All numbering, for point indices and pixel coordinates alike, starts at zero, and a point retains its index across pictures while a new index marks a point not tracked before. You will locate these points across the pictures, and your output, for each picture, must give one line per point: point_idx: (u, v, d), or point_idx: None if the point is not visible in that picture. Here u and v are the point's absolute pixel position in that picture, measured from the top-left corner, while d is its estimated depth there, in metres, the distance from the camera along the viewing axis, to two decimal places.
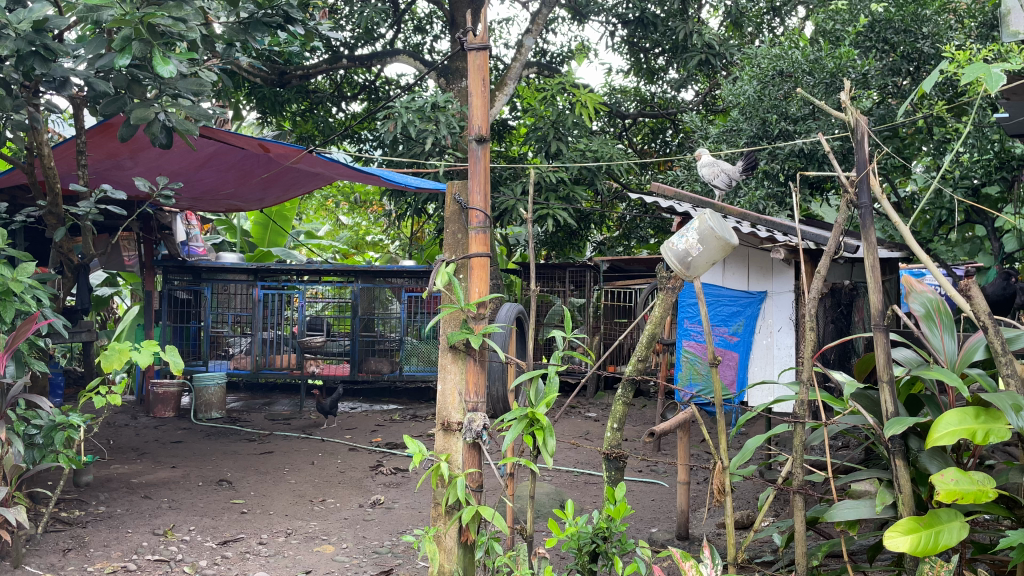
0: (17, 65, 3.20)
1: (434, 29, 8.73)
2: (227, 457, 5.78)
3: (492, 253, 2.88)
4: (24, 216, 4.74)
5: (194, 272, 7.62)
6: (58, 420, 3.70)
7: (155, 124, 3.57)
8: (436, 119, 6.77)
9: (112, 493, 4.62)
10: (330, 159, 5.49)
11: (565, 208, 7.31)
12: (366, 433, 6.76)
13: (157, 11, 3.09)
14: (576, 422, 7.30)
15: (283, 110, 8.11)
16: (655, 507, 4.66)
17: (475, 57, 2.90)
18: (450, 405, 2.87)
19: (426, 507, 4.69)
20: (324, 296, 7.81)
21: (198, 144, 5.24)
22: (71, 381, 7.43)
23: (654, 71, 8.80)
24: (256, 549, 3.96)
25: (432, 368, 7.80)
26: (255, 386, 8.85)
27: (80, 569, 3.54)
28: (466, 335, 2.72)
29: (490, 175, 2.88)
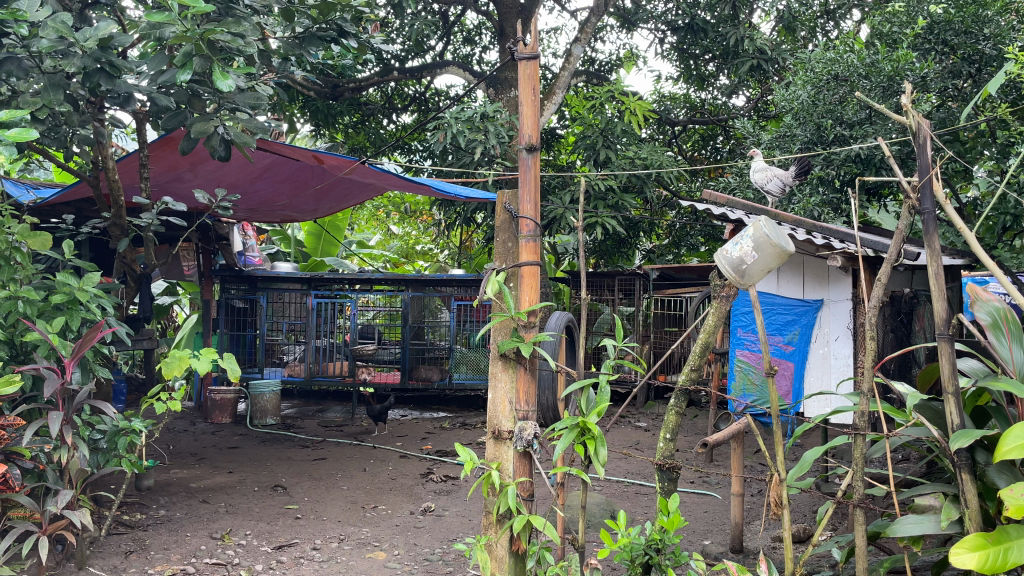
0: (84, 82, 3.30)
1: (483, 40, 8.80)
2: (282, 464, 5.88)
3: (543, 261, 2.86)
4: (90, 227, 4.91)
5: (251, 281, 7.76)
6: (120, 425, 3.89)
7: (214, 137, 3.68)
8: (485, 129, 6.81)
9: (172, 497, 4.74)
10: (382, 170, 5.56)
11: (614, 216, 7.29)
12: (416, 440, 6.81)
13: (217, 28, 3.19)
14: (626, 431, 7.25)
15: (335, 122, 8.27)
16: (708, 519, 4.60)
17: (525, 67, 2.91)
18: (501, 413, 2.88)
19: (477, 515, 4.71)
20: (375, 305, 7.90)
21: (255, 156, 5.36)
22: (133, 387, 7.65)
23: (704, 77, 8.74)
24: (310, 554, 4.02)
25: (480, 376, 7.93)
26: (308, 393, 9.00)
27: (141, 571, 3.64)
28: (516, 344, 2.72)
29: (540, 184, 2.89)
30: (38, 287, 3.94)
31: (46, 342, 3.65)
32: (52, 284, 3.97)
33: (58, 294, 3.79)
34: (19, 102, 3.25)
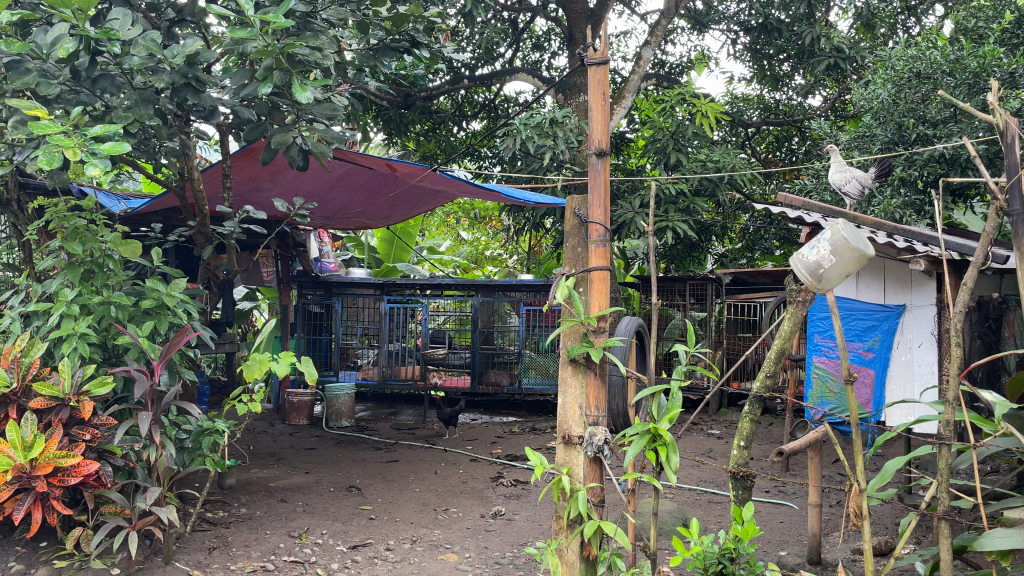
0: (172, 97, 3.47)
1: (552, 46, 8.83)
2: (356, 465, 6.00)
3: (612, 265, 2.86)
4: (176, 235, 5.13)
5: (326, 286, 7.96)
6: (204, 425, 4.08)
7: (293, 148, 3.81)
8: (554, 134, 6.82)
9: (252, 496, 4.90)
10: (453, 177, 5.63)
11: (685, 220, 7.19)
12: (487, 444, 6.86)
13: (297, 42, 3.30)
14: (699, 439, 7.13)
15: (408, 130, 8.43)
16: (784, 529, 4.49)
17: (595, 72, 2.91)
18: (571, 418, 2.92)
19: (547, 520, 4.71)
20: (446, 310, 7.95)
21: (330, 165, 5.51)
22: (216, 389, 7.94)
23: (779, 78, 8.55)
24: (384, 554, 4.10)
25: (549, 381, 7.88)
26: (381, 396, 9.17)
27: (224, 567, 3.78)
28: (586, 350, 2.73)
29: (610, 188, 2.89)
30: (129, 292, 4.13)
31: (136, 346, 3.83)
32: (142, 290, 4.17)
33: (148, 300, 3.99)
34: (112, 117, 3.41)
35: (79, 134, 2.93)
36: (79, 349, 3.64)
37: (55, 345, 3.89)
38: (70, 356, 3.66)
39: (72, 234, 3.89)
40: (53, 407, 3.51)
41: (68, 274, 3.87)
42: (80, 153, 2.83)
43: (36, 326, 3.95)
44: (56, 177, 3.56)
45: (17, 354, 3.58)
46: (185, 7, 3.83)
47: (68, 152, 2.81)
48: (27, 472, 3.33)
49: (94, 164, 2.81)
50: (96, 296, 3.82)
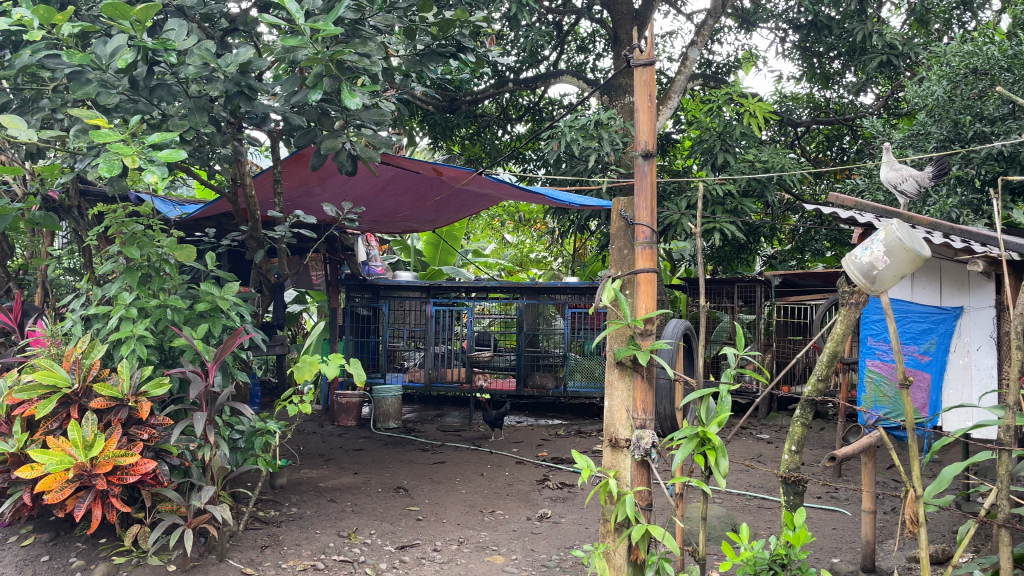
0: (226, 105, 3.56)
1: (597, 48, 8.81)
2: (404, 466, 6.07)
3: (659, 268, 2.84)
4: (229, 240, 5.25)
5: (373, 289, 8.03)
6: (257, 426, 4.17)
7: (342, 153, 3.87)
8: (599, 136, 6.80)
9: (302, 496, 4.99)
10: (498, 180, 5.66)
11: (733, 221, 7.10)
12: (532, 447, 6.86)
13: (346, 49, 3.35)
14: (748, 443, 7.03)
15: (453, 135, 8.50)
16: (837, 536, 4.39)
17: (641, 73, 2.89)
18: (618, 421, 2.91)
19: (594, 523, 4.69)
20: (491, 313, 7.99)
21: (378, 170, 5.59)
22: (267, 391, 8.09)
23: (829, 76, 8.41)
24: (431, 555, 4.13)
25: (595, 384, 7.84)
26: (427, 398, 9.24)
27: (276, 565, 3.85)
28: (633, 352, 2.72)
29: (656, 190, 2.88)
30: (184, 296, 4.24)
31: (192, 348, 3.94)
32: (197, 293, 4.28)
33: (202, 303, 4.11)
34: (169, 125, 3.51)
35: (138, 142, 3.02)
36: (137, 350, 3.75)
37: (115, 347, 4.01)
38: (129, 358, 3.78)
39: (131, 239, 4.02)
40: (112, 407, 3.62)
41: (127, 278, 3.98)
42: (138, 160, 2.91)
43: (97, 328, 4.08)
44: (115, 184, 3.67)
45: (79, 356, 3.71)
46: (238, 16, 3.93)
47: (127, 160, 2.89)
48: (87, 471, 3.44)
49: (152, 171, 2.88)
50: (153, 300, 3.93)
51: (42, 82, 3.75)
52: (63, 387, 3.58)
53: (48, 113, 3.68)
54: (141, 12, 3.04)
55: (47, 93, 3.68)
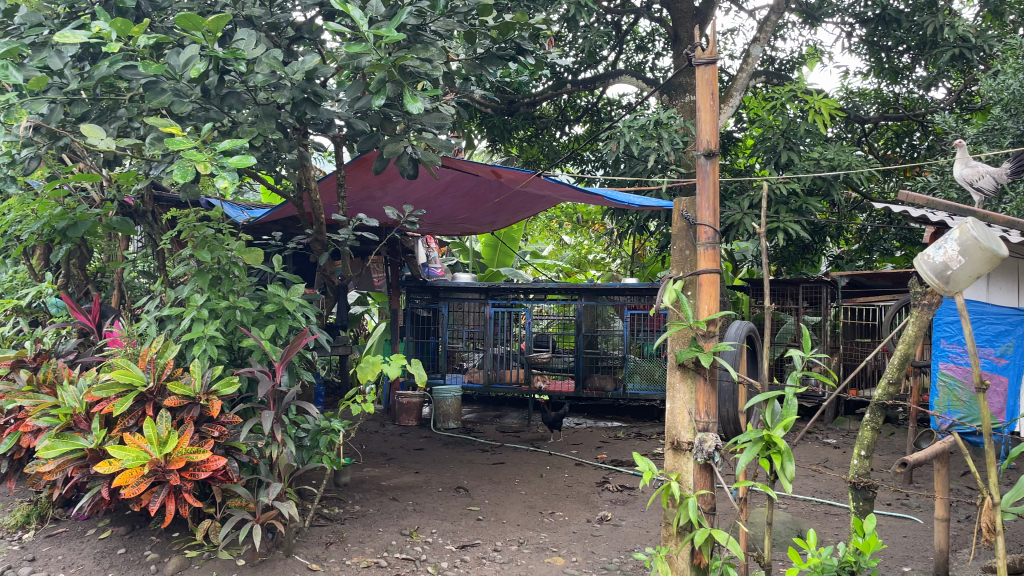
0: (293, 112, 3.65)
1: (656, 47, 8.73)
2: (464, 466, 6.12)
3: (722, 269, 2.81)
4: (295, 243, 5.37)
5: (433, 291, 8.10)
6: (322, 425, 4.26)
7: (404, 156, 3.93)
8: (659, 136, 6.71)
9: (365, 494, 5.08)
10: (557, 181, 5.65)
11: (798, 221, 6.95)
12: (592, 449, 6.83)
13: (408, 55, 3.39)
14: (814, 448, 6.87)
15: (511, 136, 8.52)
16: (908, 544, 4.26)
17: (703, 72, 2.85)
18: (680, 424, 2.88)
19: (655, 527, 4.64)
20: (549, 314, 8.04)
21: (438, 173, 5.65)
22: (330, 390, 8.26)
23: (898, 70, 8.16)
24: (492, 555, 4.16)
25: (655, 387, 7.74)
26: (486, 399, 9.29)
27: (340, 561, 3.93)
28: (696, 354, 2.69)
29: (719, 190, 2.84)
30: (252, 297, 4.36)
31: (260, 348, 4.05)
32: (264, 295, 4.39)
33: (270, 304, 4.22)
34: (239, 132, 3.62)
35: (209, 149, 3.11)
36: (208, 351, 3.87)
37: (187, 347, 4.15)
38: (200, 358, 3.91)
39: (202, 243, 4.16)
40: (185, 405, 3.74)
41: (198, 281, 4.11)
42: (210, 166, 2.99)
43: (170, 329, 4.23)
44: (188, 189, 3.80)
45: (153, 355, 3.84)
46: (303, 24, 4.02)
47: (200, 166, 2.97)
48: (161, 467, 3.56)
49: (224, 176, 2.97)
50: (224, 301, 4.06)
51: (119, 92, 3.90)
52: (139, 386, 3.71)
53: (125, 122, 3.82)
54: (212, 23, 3.13)
55: (124, 102, 3.83)
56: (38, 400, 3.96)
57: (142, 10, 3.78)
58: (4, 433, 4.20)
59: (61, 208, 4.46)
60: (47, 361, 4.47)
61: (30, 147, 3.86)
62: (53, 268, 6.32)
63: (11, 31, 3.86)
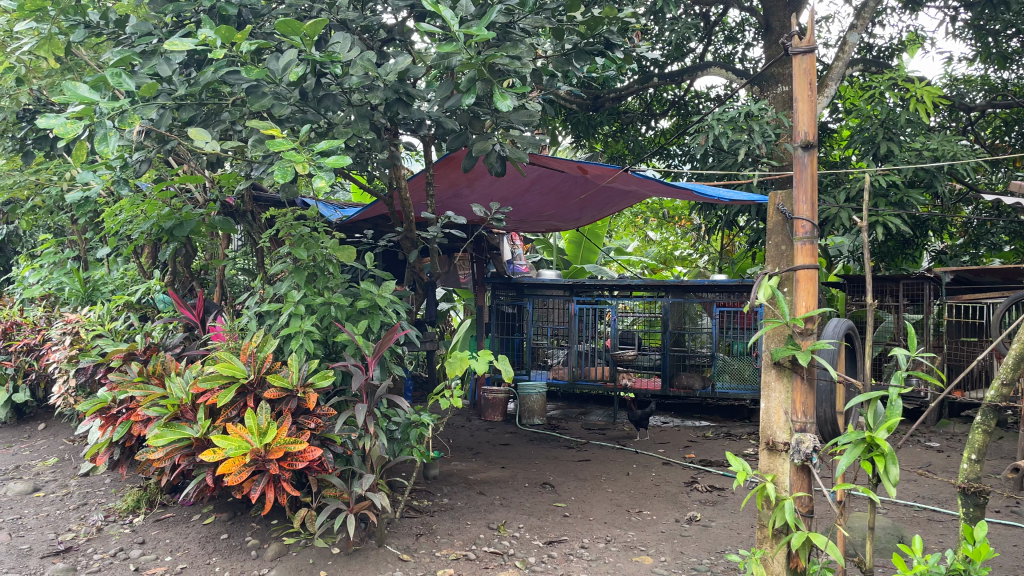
0: (386, 112, 3.73)
1: (746, 37, 8.51)
2: (550, 462, 6.14)
3: (821, 264, 2.73)
4: (385, 240, 5.50)
5: (518, 288, 8.21)
6: (412, 418, 4.35)
7: (493, 154, 3.97)
8: (750, 128, 6.52)
9: (453, 487, 5.15)
10: (645, 177, 5.57)
11: (898, 215, 6.67)
12: (680, 448, 6.72)
13: (497, 53, 3.40)
14: (917, 451, 6.57)
15: (596, 132, 8.49)
16: (1020, 554, 4.03)
17: (800, 61, 2.77)
18: (776, 424, 2.83)
19: (747, 528, 4.52)
20: (634, 311, 7.91)
21: (525, 170, 5.68)
22: (418, 385, 8.42)
23: (1007, 55, 7.73)
24: (579, 552, 4.16)
25: (745, 386, 7.50)
26: (571, 396, 9.28)
27: (431, 553, 4.00)
28: (793, 352, 2.63)
29: (817, 183, 2.76)
30: (346, 293, 4.48)
31: (353, 343, 4.17)
32: (357, 292, 4.51)
33: (363, 301, 4.34)
34: (335, 133, 3.73)
35: (307, 149, 3.21)
36: (304, 345, 4.02)
37: (285, 341, 4.32)
38: (298, 351, 4.06)
39: (299, 241, 4.29)
40: (284, 397, 3.89)
41: (295, 278, 4.27)
42: (308, 167, 3.10)
43: (269, 324, 4.40)
44: (287, 189, 3.96)
45: (254, 349, 3.99)
46: (395, 27, 4.11)
47: (299, 167, 3.08)
48: (262, 456, 3.69)
49: (321, 176, 3.06)
50: (319, 297, 4.21)
51: (222, 97, 4.08)
52: (241, 378, 3.88)
53: (228, 125, 3.99)
54: (310, 28, 3.22)
55: (227, 106, 4.01)
56: (148, 390, 4.15)
57: (244, 17, 3.93)
58: (116, 422, 4.44)
59: (168, 209, 4.70)
60: (156, 354, 4.72)
61: (140, 151, 4.08)
62: (159, 266, 6.65)
63: (123, 41, 4.09)
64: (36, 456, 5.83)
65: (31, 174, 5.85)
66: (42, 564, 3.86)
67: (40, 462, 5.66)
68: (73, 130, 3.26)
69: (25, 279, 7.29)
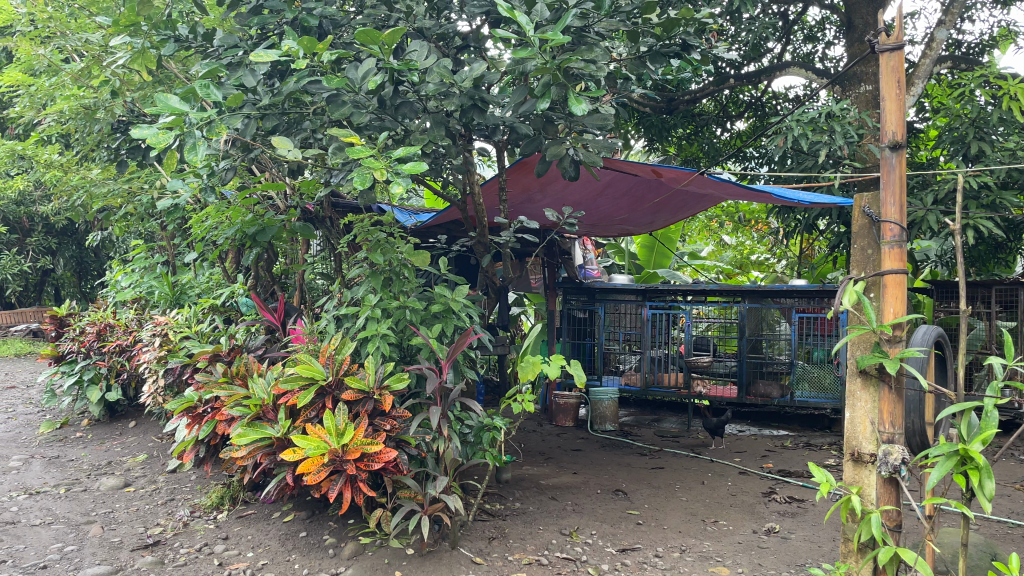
0: (461, 118, 3.77)
1: (827, 36, 8.28)
2: (623, 469, 6.08)
3: (910, 269, 2.62)
4: (459, 245, 5.55)
5: (589, 292, 8.16)
6: (484, 422, 4.37)
7: (566, 159, 3.96)
8: (830, 129, 6.31)
9: (525, 492, 5.16)
10: (721, 179, 5.47)
11: (991, 218, 6.36)
12: (757, 457, 6.58)
13: (572, 57, 3.40)
14: (1011, 465, 6.26)
15: (669, 135, 8.40)
16: None
17: (888, 58, 2.67)
18: (861, 435, 2.73)
19: (828, 542, 4.38)
20: (709, 317, 7.83)
21: (598, 174, 5.66)
22: (490, 389, 8.47)
23: None
24: (653, 561, 4.10)
25: (826, 395, 7.26)
26: (643, 402, 9.17)
27: (503, 557, 4.01)
28: (879, 360, 2.54)
29: (906, 184, 2.67)
30: (420, 297, 4.54)
31: (428, 346, 4.22)
32: (431, 296, 4.57)
33: (437, 305, 4.40)
34: (411, 140, 3.80)
35: (385, 156, 3.26)
36: (381, 347, 4.10)
37: (362, 344, 4.42)
38: (374, 354, 4.14)
39: (376, 246, 4.39)
40: (361, 399, 3.96)
41: (372, 282, 4.36)
42: (386, 173, 3.14)
43: (347, 327, 4.50)
44: (365, 195, 4.05)
45: (332, 351, 4.09)
46: (470, 34, 4.16)
47: (377, 173, 3.13)
48: (339, 457, 3.76)
49: (398, 182, 3.09)
50: (395, 301, 4.28)
51: (303, 106, 4.21)
52: (320, 379, 3.97)
53: (309, 133, 4.11)
54: (388, 37, 3.27)
55: (308, 115, 4.13)
56: (232, 391, 4.28)
57: (325, 28, 4.05)
58: (202, 421, 4.60)
59: (251, 215, 4.85)
60: (239, 356, 4.88)
61: (226, 159, 4.25)
62: (243, 270, 6.87)
63: (210, 53, 4.25)
64: (127, 452, 6.10)
65: (124, 183, 6.14)
66: (132, 556, 4.03)
67: (131, 458, 5.91)
68: (164, 140, 3.39)
69: (118, 283, 7.65)
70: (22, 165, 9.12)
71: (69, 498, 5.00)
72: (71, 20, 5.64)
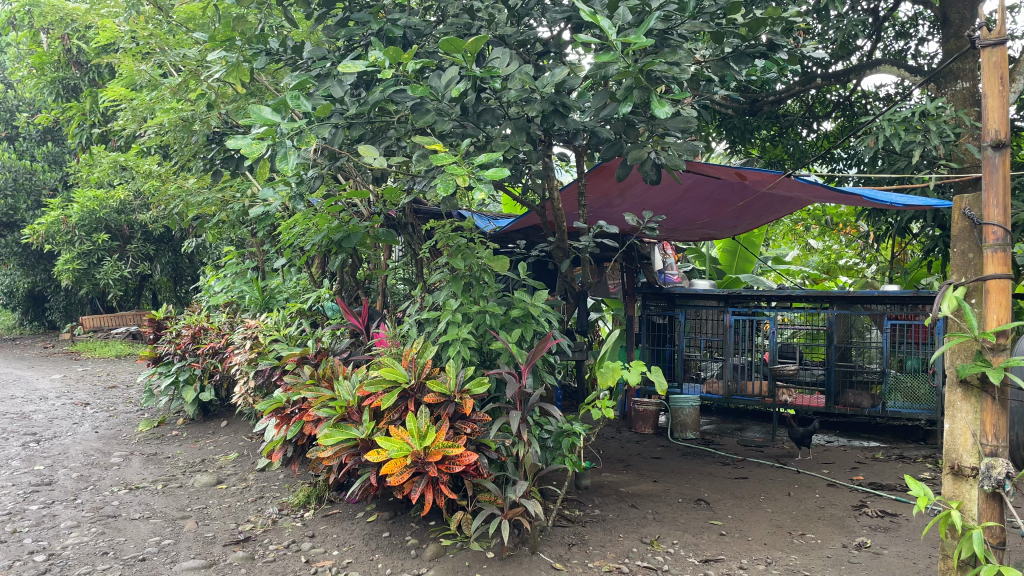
0: (542, 123, 3.78)
1: (920, 31, 7.95)
2: (705, 478, 5.97)
3: (1015, 273, 2.49)
4: (539, 249, 5.57)
5: (670, 298, 8.05)
6: (564, 427, 4.37)
7: (648, 162, 3.94)
8: (925, 128, 6.03)
9: (604, 498, 5.13)
10: (809, 181, 5.31)
11: None
12: (846, 469, 6.34)
13: (654, 59, 3.37)
14: None
15: (753, 136, 8.25)
16: None
17: (989, 54, 2.55)
18: (962, 447, 2.61)
19: (925, 559, 4.19)
20: (795, 323, 7.49)
21: (680, 177, 5.58)
22: (568, 394, 8.45)
23: None
24: (738, 573, 4.02)
25: (920, 406, 6.99)
26: (725, 409, 9.00)
27: (583, 563, 3.99)
28: (982, 369, 2.42)
29: (1010, 185, 2.53)
30: (500, 302, 4.57)
31: (507, 351, 4.25)
32: (511, 301, 4.58)
33: (516, 309, 4.42)
34: (493, 146, 3.85)
35: (468, 163, 3.29)
36: (461, 352, 4.14)
37: (443, 348, 4.49)
38: (455, 358, 4.19)
39: (456, 251, 4.46)
40: (442, 402, 4.01)
41: (453, 287, 4.42)
42: (469, 180, 3.18)
43: (429, 331, 4.57)
44: (447, 201, 4.11)
45: (415, 355, 4.16)
46: (551, 40, 4.17)
47: (460, 180, 3.17)
48: (421, 459, 3.81)
49: (480, 188, 3.12)
50: (475, 306, 4.33)
51: (388, 115, 4.31)
52: (403, 382, 4.04)
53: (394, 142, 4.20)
54: (471, 45, 3.32)
55: (394, 124, 4.23)
56: (319, 393, 4.39)
57: (409, 38, 4.13)
58: (290, 421, 4.74)
59: (337, 222, 4.98)
60: (326, 358, 5.03)
61: (314, 167, 4.38)
62: (328, 275, 7.06)
63: (299, 65, 4.38)
64: (219, 450, 6.35)
65: (218, 191, 6.41)
66: (225, 551, 4.19)
67: (223, 456, 6.15)
68: (257, 149, 3.52)
69: (211, 287, 7.98)
70: (123, 175, 9.64)
71: (166, 494, 5.24)
72: (169, 36, 5.94)
